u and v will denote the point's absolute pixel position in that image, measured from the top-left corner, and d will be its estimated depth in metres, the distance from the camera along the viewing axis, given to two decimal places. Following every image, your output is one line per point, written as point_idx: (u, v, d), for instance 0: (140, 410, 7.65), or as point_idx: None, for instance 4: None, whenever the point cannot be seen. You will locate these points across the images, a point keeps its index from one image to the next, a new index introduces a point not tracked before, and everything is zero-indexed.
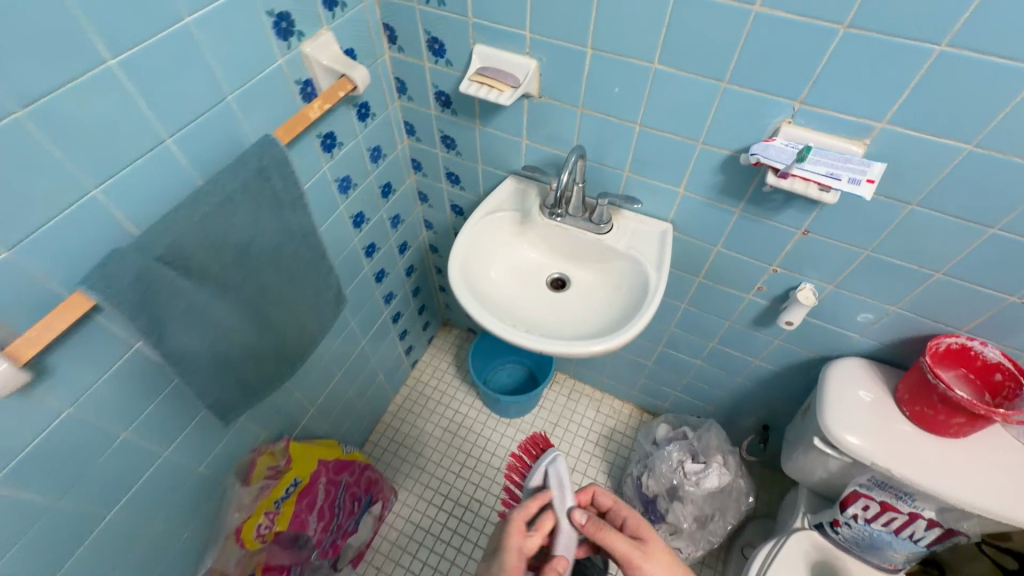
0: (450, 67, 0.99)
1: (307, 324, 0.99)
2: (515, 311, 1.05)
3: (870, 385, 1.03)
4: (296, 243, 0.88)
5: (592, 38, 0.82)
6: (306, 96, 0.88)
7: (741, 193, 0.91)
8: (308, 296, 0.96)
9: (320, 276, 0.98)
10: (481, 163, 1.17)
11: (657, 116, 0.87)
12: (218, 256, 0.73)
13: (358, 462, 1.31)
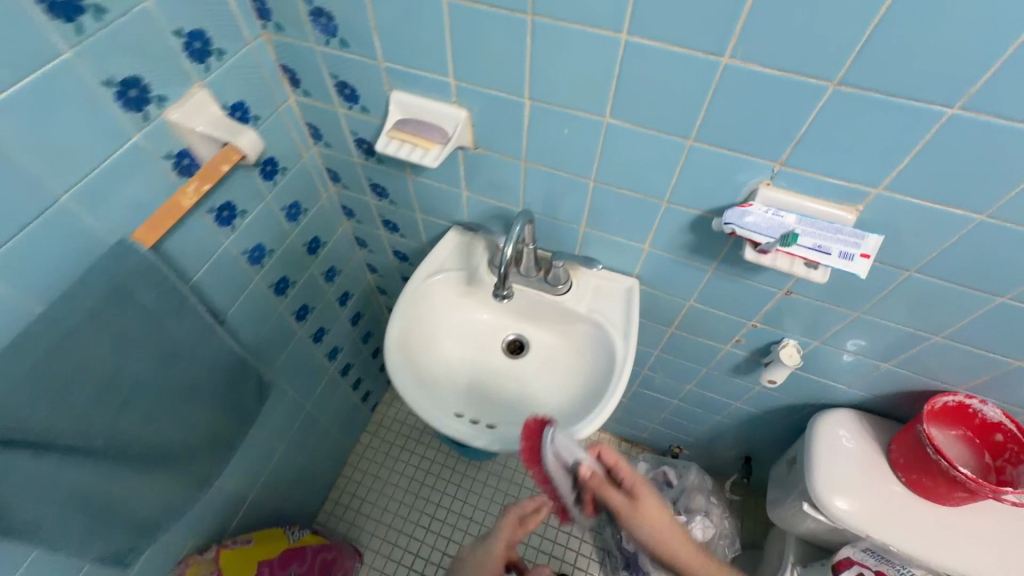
0: (367, 114, 0.83)
1: (221, 431, 0.84)
2: (467, 389, 0.92)
3: (862, 443, 0.94)
4: (186, 353, 0.73)
5: (530, 88, 0.67)
6: (183, 171, 0.70)
7: (714, 253, 0.79)
8: (218, 400, 0.81)
9: (230, 375, 0.82)
10: (420, 213, 1.02)
11: (614, 172, 0.74)
12: (67, 401, 0.59)
13: (308, 548, 1.17)
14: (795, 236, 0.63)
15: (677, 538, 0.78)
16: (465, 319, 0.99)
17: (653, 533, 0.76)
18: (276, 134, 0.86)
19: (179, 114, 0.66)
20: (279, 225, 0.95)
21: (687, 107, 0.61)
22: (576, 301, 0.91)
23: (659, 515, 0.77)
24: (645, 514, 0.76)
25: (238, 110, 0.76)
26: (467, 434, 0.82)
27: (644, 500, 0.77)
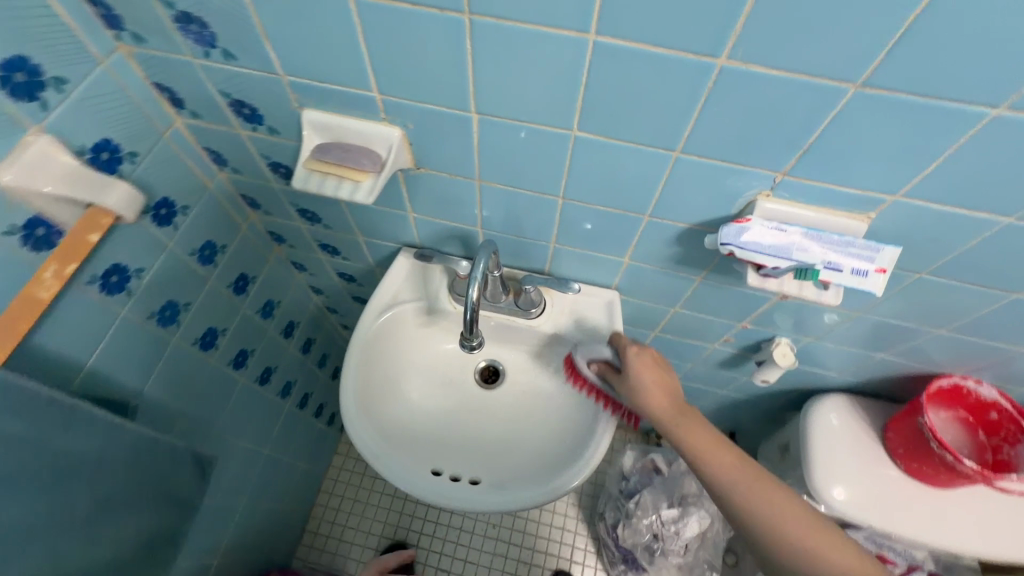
0: (277, 136, 0.67)
1: (156, 531, 0.71)
2: (441, 432, 0.82)
3: (858, 431, 0.91)
4: (92, 465, 0.59)
5: (476, 100, 0.54)
6: (39, 244, 0.54)
7: (703, 264, 0.70)
8: (144, 501, 0.68)
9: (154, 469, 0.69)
10: (362, 236, 0.88)
11: (585, 188, 0.63)
12: None
13: None
14: (815, 273, 0.56)
15: (686, 420, 0.68)
16: (429, 352, 0.87)
17: (651, 403, 0.69)
18: (164, 169, 0.69)
19: (12, 175, 0.50)
20: (191, 273, 0.79)
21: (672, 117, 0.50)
22: (553, 324, 0.81)
23: (664, 397, 0.69)
24: (644, 381, 0.70)
25: (103, 150, 0.60)
26: (450, 496, 0.72)
27: (649, 376, 0.71)
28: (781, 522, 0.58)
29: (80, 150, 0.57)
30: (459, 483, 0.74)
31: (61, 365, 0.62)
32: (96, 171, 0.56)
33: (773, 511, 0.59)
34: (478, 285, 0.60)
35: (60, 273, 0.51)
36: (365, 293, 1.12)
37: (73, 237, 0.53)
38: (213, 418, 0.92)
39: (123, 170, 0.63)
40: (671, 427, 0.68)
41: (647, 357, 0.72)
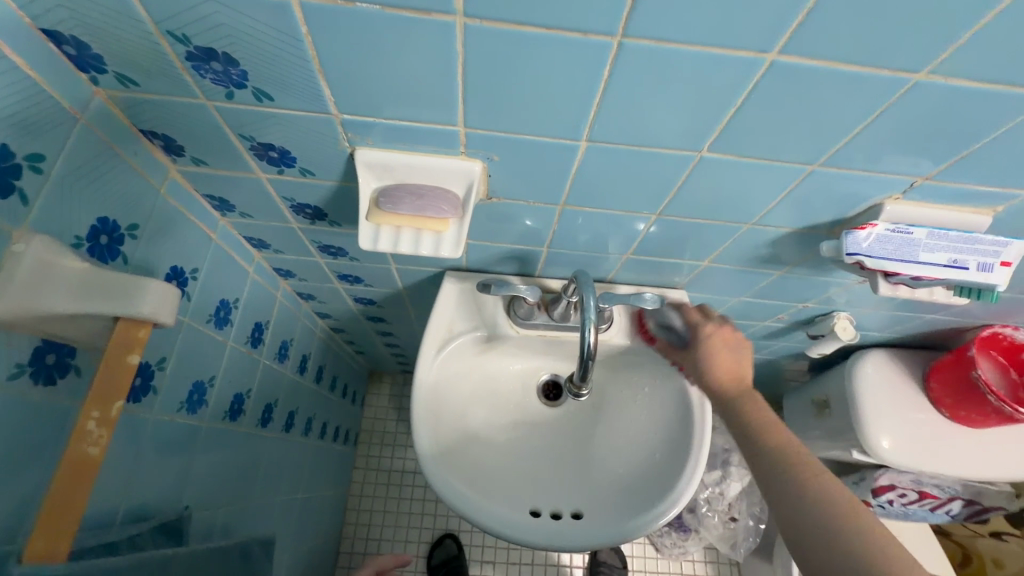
0: (312, 178, 0.55)
1: None
2: (516, 462, 0.76)
3: (902, 385, 0.95)
4: None
5: (591, 128, 0.45)
6: (53, 372, 0.43)
7: (791, 260, 0.67)
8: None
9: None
10: (396, 264, 0.77)
11: (688, 204, 0.56)
12: None
13: None
14: (997, 294, 0.57)
15: (744, 396, 0.65)
16: (489, 381, 0.80)
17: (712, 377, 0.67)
18: (167, 235, 0.55)
19: (8, 302, 0.37)
20: (211, 343, 0.67)
21: (827, 134, 0.44)
22: (624, 335, 0.77)
23: (728, 373, 0.67)
24: (711, 356, 0.68)
25: (101, 233, 0.47)
26: (560, 536, 0.68)
27: (718, 351, 0.68)
28: (815, 485, 0.54)
29: (76, 242, 0.45)
30: (561, 519, 0.70)
31: (100, 496, 0.51)
32: (105, 271, 0.42)
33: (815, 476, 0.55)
34: (594, 323, 0.56)
35: (105, 417, 0.40)
36: (382, 313, 1.02)
37: (110, 364, 0.41)
38: (250, 486, 0.83)
39: (126, 252, 0.50)
40: (728, 400, 0.66)
41: (725, 333, 0.69)
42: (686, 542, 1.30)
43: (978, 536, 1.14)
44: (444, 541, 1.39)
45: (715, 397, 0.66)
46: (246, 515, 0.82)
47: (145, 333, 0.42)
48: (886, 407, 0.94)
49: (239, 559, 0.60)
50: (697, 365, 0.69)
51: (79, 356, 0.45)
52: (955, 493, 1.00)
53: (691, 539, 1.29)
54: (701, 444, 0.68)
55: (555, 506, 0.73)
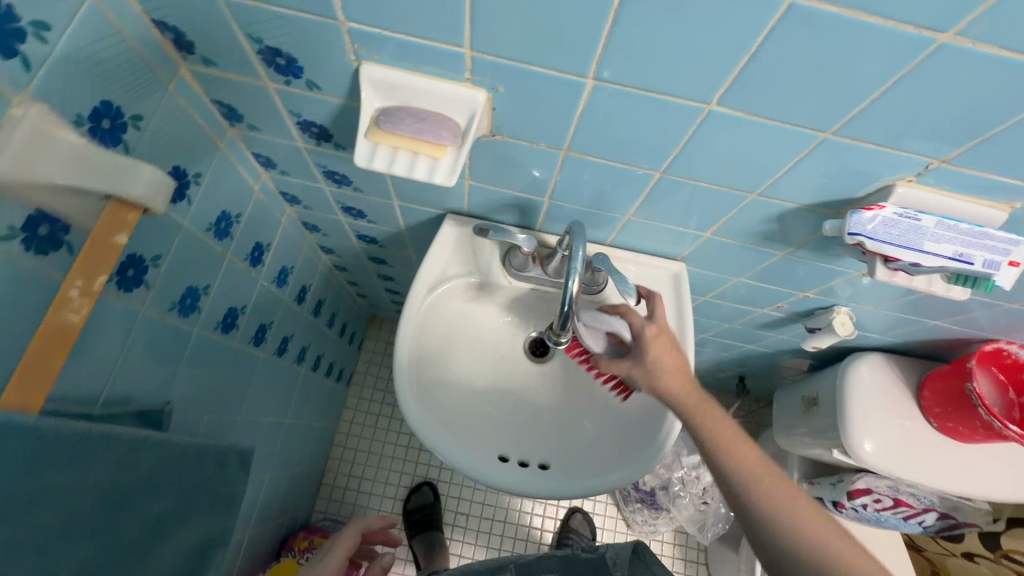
0: (318, 93, 0.54)
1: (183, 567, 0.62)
2: (495, 407, 0.78)
3: (892, 390, 0.94)
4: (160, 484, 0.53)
5: (598, 65, 0.44)
6: (44, 245, 0.43)
7: (795, 240, 0.65)
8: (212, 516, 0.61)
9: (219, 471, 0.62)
10: (398, 200, 0.77)
11: (696, 163, 0.55)
12: None
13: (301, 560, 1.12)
14: (994, 284, 0.53)
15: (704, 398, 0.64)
16: (479, 328, 0.80)
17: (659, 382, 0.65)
18: (173, 133, 0.56)
19: (3, 164, 0.38)
20: (210, 252, 0.68)
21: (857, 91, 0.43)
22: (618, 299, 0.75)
23: (681, 376, 0.65)
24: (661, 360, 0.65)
25: (103, 117, 0.46)
26: (522, 484, 0.69)
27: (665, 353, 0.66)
28: (767, 500, 0.58)
29: (76, 120, 0.44)
30: (529, 469, 0.72)
31: (90, 376, 0.53)
32: (102, 151, 0.42)
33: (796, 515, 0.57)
34: (580, 273, 0.56)
35: (87, 289, 0.41)
36: (384, 254, 1.03)
37: (97, 240, 0.42)
38: (237, 402, 0.86)
39: (128, 140, 0.50)
40: (687, 411, 0.64)
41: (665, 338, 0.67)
42: (657, 520, 1.32)
43: (948, 555, 1.11)
44: (421, 488, 1.43)
45: (682, 404, 0.64)
46: (231, 428, 0.86)
47: (134, 217, 0.44)
48: (874, 409, 0.93)
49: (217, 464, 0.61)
50: (647, 373, 0.65)
51: (73, 236, 0.45)
52: (931, 504, 0.99)
53: (662, 518, 1.31)
54: (676, 420, 0.68)
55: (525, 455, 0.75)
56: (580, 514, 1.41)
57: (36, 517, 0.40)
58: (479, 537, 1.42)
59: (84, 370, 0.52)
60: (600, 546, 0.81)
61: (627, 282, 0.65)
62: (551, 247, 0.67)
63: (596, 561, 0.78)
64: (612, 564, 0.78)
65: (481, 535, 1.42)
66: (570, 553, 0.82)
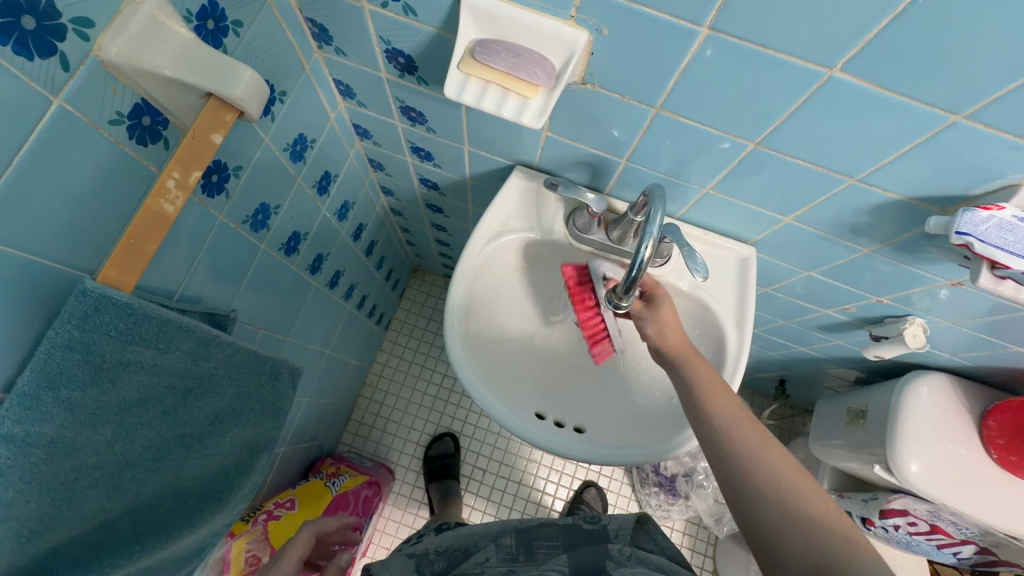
0: (413, 19, 0.53)
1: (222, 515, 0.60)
2: (536, 363, 0.79)
3: (953, 414, 0.89)
4: (227, 378, 0.55)
5: (719, 11, 0.41)
6: (145, 135, 0.45)
7: (885, 236, 0.61)
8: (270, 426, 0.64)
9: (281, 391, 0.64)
10: (469, 146, 0.76)
11: (798, 135, 0.51)
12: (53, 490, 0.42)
13: (313, 487, 1.16)
14: None
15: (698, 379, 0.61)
16: (526, 286, 0.79)
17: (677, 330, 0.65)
18: (266, 46, 0.56)
19: (117, 48, 0.39)
20: (285, 173, 0.69)
21: (1007, 66, 0.39)
22: (681, 274, 0.73)
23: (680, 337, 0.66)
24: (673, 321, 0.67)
25: (209, 17, 0.47)
26: (554, 442, 0.70)
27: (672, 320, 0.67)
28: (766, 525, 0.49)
29: (185, 17, 0.44)
30: (563, 430, 0.73)
31: (171, 272, 0.56)
32: (209, 48, 0.42)
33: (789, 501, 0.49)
34: (655, 239, 0.53)
35: (184, 182, 0.42)
36: (442, 203, 1.02)
37: (194, 136, 0.42)
38: (288, 324, 0.89)
39: (228, 45, 0.50)
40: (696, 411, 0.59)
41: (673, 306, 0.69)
42: (671, 506, 1.33)
43: None
44: (443, 438, 1.47)
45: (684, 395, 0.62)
46: (281, 348, 0.89)
47: (230, 118, 0.44)
48: (927, 429, 0.88)
49: (270, 376, 0.62)
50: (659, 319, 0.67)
51: (170, 131, 0.47)
52: (971, 536, 0.95)
53: (677, 505, 1.32)
54: None
55: (558, 417, 0.76)
56: (593, 488, 1.43)
57: (118, 387, 0.44)
58: (492, 493, 1.46)
59: (169, 264, 0.55)
60: (603, 518, 0.76)
61: (696, 259, 0.64)
62: (633, 206, 0.65)
63: (596, 531, 0.73)
64: (614, 535, 0.73)
65: (497, 493, 1.46)
66: (572, 523, 0.77)
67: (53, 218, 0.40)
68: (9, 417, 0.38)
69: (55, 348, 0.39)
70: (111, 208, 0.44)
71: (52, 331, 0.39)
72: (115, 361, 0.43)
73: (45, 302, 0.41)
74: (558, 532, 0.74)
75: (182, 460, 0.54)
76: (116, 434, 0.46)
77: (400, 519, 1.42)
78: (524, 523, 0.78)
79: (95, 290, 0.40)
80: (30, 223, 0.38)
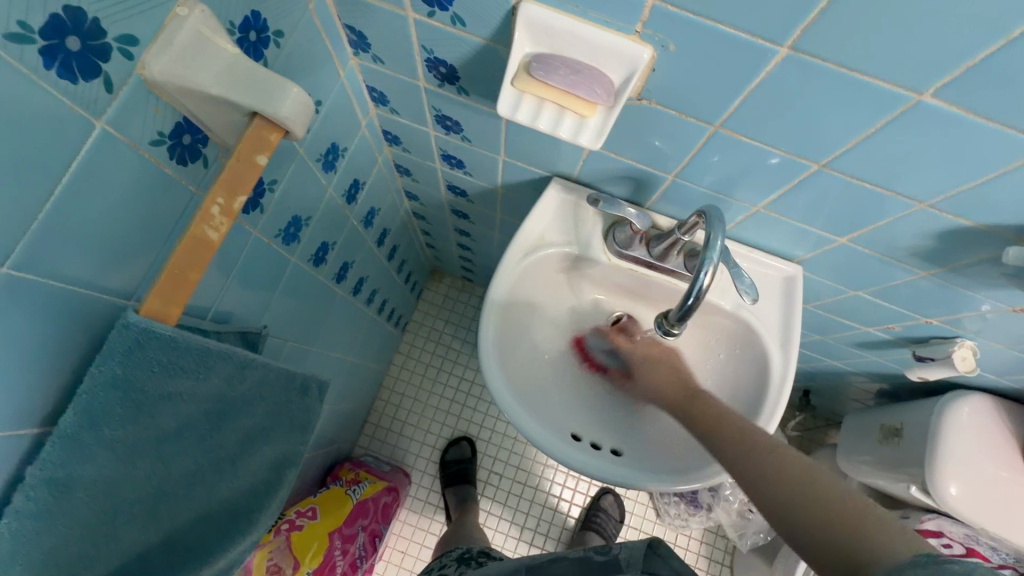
0: (462, 30, 0.51)
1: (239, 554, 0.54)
2: (569, 382, 0.77)
3: (996, 436, 0.87)
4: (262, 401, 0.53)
5: (802, 31, 0.39)
6: (185, 154, 0.43)
7: (947, 260, 0.59)
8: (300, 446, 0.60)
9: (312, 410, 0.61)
10: (505, 156, 0.73)
11: (868, 158, 0.49)
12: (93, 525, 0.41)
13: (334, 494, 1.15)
14: None
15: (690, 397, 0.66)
16: (560, 302, 0.77)
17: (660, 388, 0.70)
18: (304, 56, 0.53)
19: (162, 67, 0.36)
20: (317, 183, 0.67)
21: None
22: (726, 293, 0.70)
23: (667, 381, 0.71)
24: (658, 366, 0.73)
25: (252, 28, 0.44)
26: (592, 465, 0.68)
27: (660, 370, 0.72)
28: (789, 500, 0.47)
29: (228, 29, 0.42)
30: (600, 452, 0.70)
31: (205, 291, 0.54)
32: (254, 64, 0.40)
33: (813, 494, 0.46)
34: (716, 264, 0.51)
35: (228, 207, 0.40)
36: (469, 210, 1.00)
37: (240, 158, 0.40)
38: (313, 334, 0.87)
39: (269, 57, 0.48)
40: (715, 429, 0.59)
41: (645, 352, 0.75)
42: (691, 517, 1.31)
43: None
44: (460, 442, 1.46)
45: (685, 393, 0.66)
46: (306, 359, 0.87)
47: (275, 138, 0.41)
48: (969, 451, 0.86)
49: (300, 393, 0.58)
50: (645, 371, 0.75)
51: (209, 148, 0.45)
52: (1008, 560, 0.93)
53: (698, 515, 1.30)
54: (764, 429, 0.66)
55: (594, 438, 0.73)
56: (611, 496, 1.42)
57: (157, 419, 0.43)
58: (508, 498, 1.44)
59: (204, 283, 0.53)
60: (615, 548, 0.72)
61: (746, 281, 0.61)
62: (683, 223, 0.62)
63: (608, 564, 0.70)
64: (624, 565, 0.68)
65: (514, 498, 1.44)
66: (586, 556, 0.74)
67: (93, 244, 0.37)
68: (49, 458, 0.37)
69: (98, 385, 0.38)
70: (151, 230, 0.42)
71: (94, 368, 0.38)
72: (156, 395, 0.42)
73: (86, 334, 0.39)
74: (569, 568, 0.73)
75: (217, 483, 0.51)
76: (155, 466, 0.44)
77: (416, 524, 1.41)
78: (535, 562, 0.77)
79: (138, 323, 0.39)
80: (71, 252, 0.36)
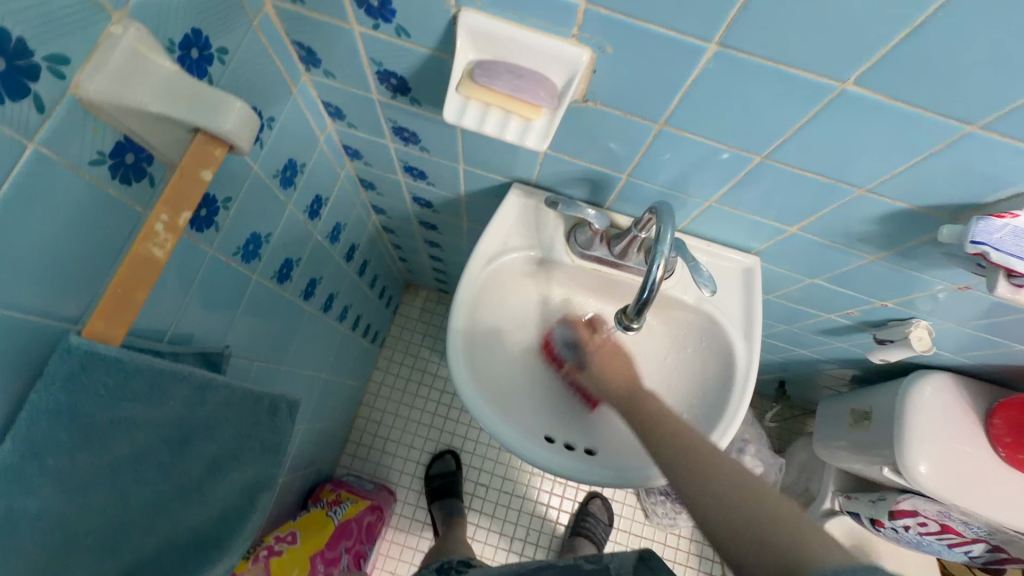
0: (406, 41, 0.52)
1: None
2: (542, 385, 0.77)
3: (958, 412, 0.89)
4: (226, 423, 0.51)
5: (726, 28, 0.41)
6: (129, 173, 0.42)
7: (893, 243, 0.61)
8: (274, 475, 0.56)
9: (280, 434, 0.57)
10: (465, 164, 0.74)
11: (804, 148, 0.51)
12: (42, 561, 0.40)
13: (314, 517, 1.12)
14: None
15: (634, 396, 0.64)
16: (529, 306, 0.78)
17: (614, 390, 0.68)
18: (252, 73, 0.54)
19: (97, 86, 0.36)
20: (275, 200, 0.67)
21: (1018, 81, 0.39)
22: (688, 287, 0.71)
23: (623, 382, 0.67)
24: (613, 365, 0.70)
25: (193, 46, 0.44)
26: (569, 468, 0.68)
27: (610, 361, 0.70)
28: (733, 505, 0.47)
29: (168, 47, 0.42)
30: (574, 452, 0.71)
31: (159, 315, 0.53)
32: (195, 80, 0.40)
33: (753, 512, 0.46)
34: (666, 259, 0.52)
35: (172, 223, 0.40)
36: (436, 220, 1.00)
37: (183, 174, 0.40)
38: (283, 354, 0.86)
39: (214, 74, 0.48)
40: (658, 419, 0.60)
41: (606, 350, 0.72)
42: (678, 515, 1.31)
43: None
44: (444, 456, 1.44)
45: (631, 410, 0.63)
46: (275, 379, 0.86)
47: (220, 153, 0.41)
48: (934, 428, 0.88)
49: (269, 414, 0.56)
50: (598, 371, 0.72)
51: (155, 167, 0.45)
52: (980, 534, 0.96)
53: (685, 513, 1.30)
54: (735, 414, 0.66)
55: (568, 438, 0.74)
56: (599, 500, 1.41)
57: (110, 446, 0.42)
58: (496, 510, 1.43)
59: (158, 305, 0.52)
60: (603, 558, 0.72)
61: (704, 273, 0.62)
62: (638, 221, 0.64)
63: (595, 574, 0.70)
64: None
65: (501, 509, 1.43)
66: (572, 565, 0.74)
67: (32, 267, 0.37)
68: None
69: (38, 414, 0.38)
70: (95, 250, 0.41)
71: (33, 396, 0.38)
72: (106, 421, 0.42)
73: (27, 360, 0.38)
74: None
75: (180, 514, 0.48)
76: (110, 496, 0.43)
77: (403, 542, 1.39)
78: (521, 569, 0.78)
79: (80, 346, 0.39)
80: (9, 277, 0.35)
